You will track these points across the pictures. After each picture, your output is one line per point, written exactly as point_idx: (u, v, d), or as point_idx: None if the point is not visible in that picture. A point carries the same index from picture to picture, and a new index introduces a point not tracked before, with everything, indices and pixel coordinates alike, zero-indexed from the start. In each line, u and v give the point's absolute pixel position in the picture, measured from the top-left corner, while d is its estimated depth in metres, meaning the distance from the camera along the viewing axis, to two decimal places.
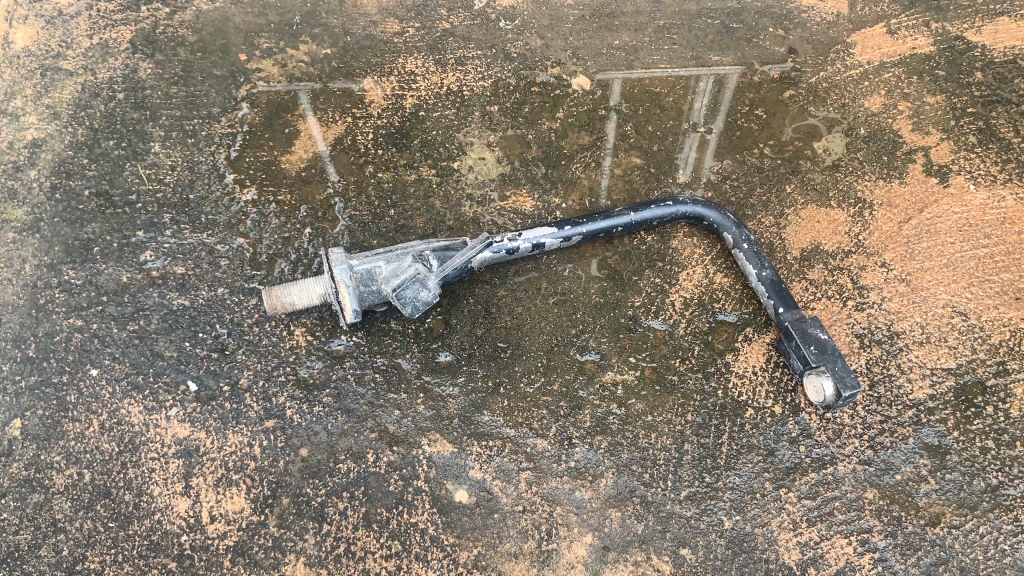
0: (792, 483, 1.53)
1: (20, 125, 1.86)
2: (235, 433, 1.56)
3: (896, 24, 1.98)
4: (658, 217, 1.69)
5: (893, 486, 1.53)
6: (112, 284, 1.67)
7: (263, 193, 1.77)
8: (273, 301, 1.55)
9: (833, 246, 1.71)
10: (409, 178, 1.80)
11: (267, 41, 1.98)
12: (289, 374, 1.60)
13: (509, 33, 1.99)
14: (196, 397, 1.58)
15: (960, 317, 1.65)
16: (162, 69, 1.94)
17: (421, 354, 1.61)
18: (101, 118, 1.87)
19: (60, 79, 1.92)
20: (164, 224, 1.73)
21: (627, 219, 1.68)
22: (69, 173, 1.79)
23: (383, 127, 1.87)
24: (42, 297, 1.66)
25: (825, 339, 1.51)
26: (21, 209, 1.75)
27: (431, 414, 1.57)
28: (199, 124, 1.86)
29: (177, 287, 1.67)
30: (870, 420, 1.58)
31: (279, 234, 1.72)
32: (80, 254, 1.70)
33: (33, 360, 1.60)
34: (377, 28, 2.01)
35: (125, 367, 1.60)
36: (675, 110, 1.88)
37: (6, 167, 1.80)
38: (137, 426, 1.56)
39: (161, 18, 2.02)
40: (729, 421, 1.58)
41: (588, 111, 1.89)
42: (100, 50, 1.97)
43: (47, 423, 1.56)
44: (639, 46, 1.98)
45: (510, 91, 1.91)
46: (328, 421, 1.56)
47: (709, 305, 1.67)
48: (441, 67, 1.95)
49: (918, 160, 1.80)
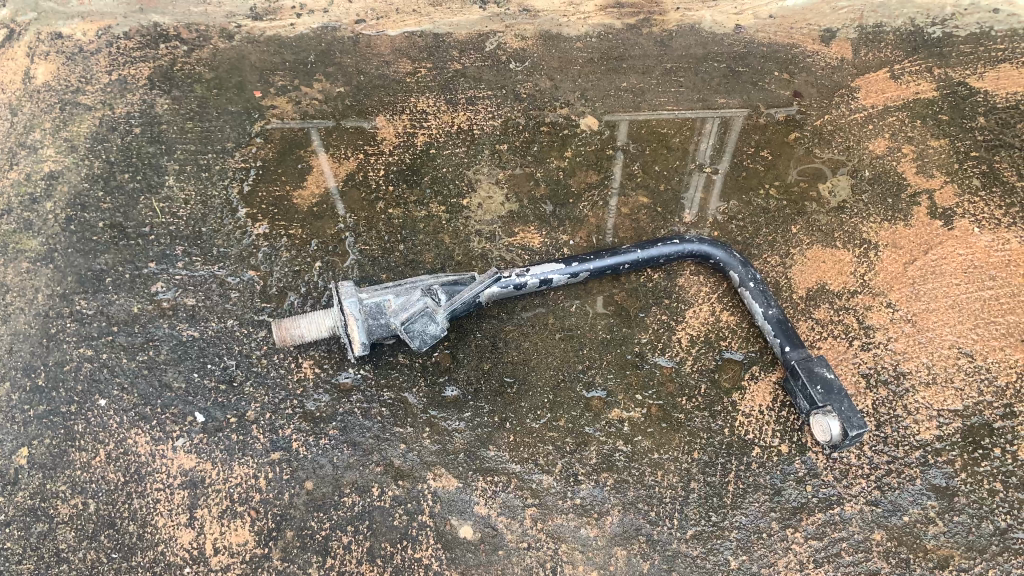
0: (798, 523, 1.52)
1: (38, 157, 1.89)
2: (241, 464, 1.56)
3: (900, 70, 2.02)
4: (663, 254, 1.71)
5: (901, 527, 1.52)
6: (124, 314, 1.69)
7: (274, 227, 1.79)
8: (289, 333, 1.57)
9: (839, 286, 1.72)
10: (420, 214, 1.82)
11: (282, 79, 2.03)
12: (296, 407, 1.60)
13: (519, 74, 2.04)
14: (202, 428, 1.59)
15: (967, 358, 1.65)
16: (179, 105, 1.98)
17: (428, 388, 1.62)
18: (118, 151, 1.90)
19: (79, 113, 1.96)
20: (176, 256, 1.76)
21: (635, 255, 1.69)
22: (85, 205, 1.82)
23: (394, 163, 1.90)
24: (54, 327, 1.67)
25: (829, 376, 1.52)
26: (35, 239, 1.78)
27: (437, 448, 1.57)
28: (213, 158, 1.89)
29: (187, 319, 1.69)
30: (877, 461, 1.57)
31: (290, 267, 1.74)
32: (92, 284, 1.72)
33: (42, 389, 1.61)
34: (391, 68, 2.06)
35: (133, 398, 1.61)
36: (681, 150, 1.91)
37: (23, 199, 1.83)
38: (143, 456, 1.56)
39: (179, 56, 2.07)
40: (736, 460, 1.57)
41: (596, 150, 1.91)
42: (119, 85, 2.02)
43: (54, 452, 1.56)
44: (646, 88, 2.01)
45: (519, 131, 1.94)
46: (334, 454, 1.57)
47: (715, 343, 1.68)
48: (453, 107, 1.98)
49: (923, 203, 1.82)
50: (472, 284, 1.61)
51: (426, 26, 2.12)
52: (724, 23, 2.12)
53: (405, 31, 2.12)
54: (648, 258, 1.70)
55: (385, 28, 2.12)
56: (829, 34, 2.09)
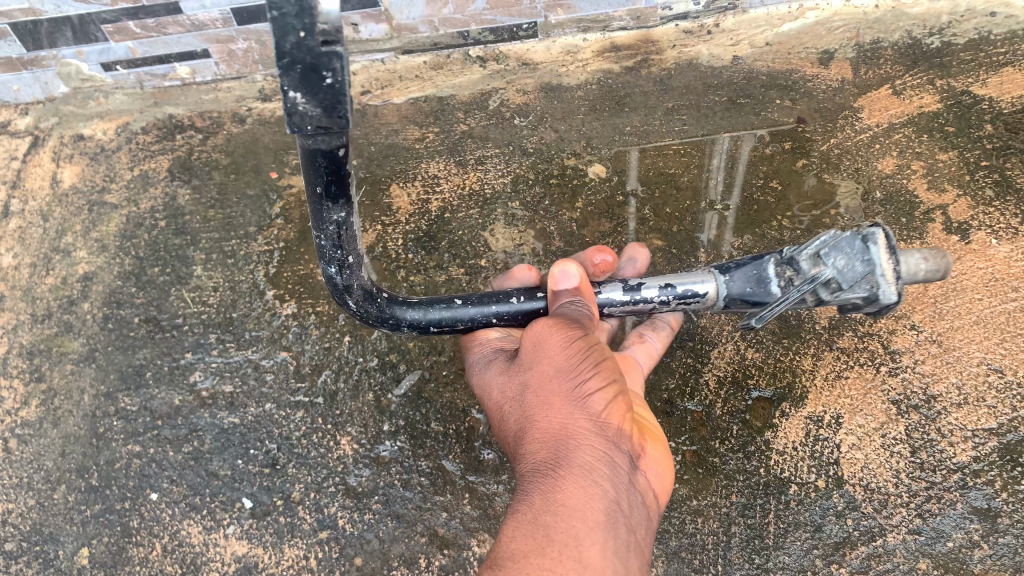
0: (842, 558, 1.54)
1: (72, 260, 1.97)
2: (292, 547, 1.61)
3: (901, 85, 2.03)
4: (468, 315, 1.38)
5: (946, 554, 1.52)
6: (166, 407, 1.76)
7: (302, 306, 1.85)
8: (937, 259, 1.28)
9: (860, 313, 1.73)
10: (440, 280, 1.86)
11: (296, 157, 2.09)
12: (339, 484, 1.65)
13: (525, 130, 2.07)
14: (251, 513, 1.64)
15: (996, 374, 1.64)
16: (200, 194, 2.05)
17: (463, 455, 1.66)
18: (146, 246, 1.98)
19: (106, 212, 2.04)
20: (210, 344, 1.82)
21: (515, 305, 1.39)
22: (120, 303, 1.89)
23: (412, 231, 1.94)
24: (102, 426, 1.75)
25: (332, 58, 0.87)
26: (76, 340, 1.85)
27: (479, 513, 1.61)
28: (237, 244, 1.96)
29: (226, 406, 1.75)
30: (915, 488, 1.57)
31: (320, 345, 1.79)
32: (133, 380, 1.79)
33: (96, 489, 1.68)
34: (400, 135, 2.11)
35: (183, 489, 1.67)
36: (691, 190, 1.93)
37: (61, 301, 1.91)
38: (198, 547, 1.63)
39: (195, 144, 2.14)
40: (774, 498, 1.59)
41: (606, 198, 1.93)
42: (142, 180, 2.09)
43: (114, 550, 1.63)
44: (650, 129, 2.04)
45: (529, 186, 1.98)
46: (380, 528, 1.61)
47: (743, 382, 1.68)
48: (463, 168, 2.03)
49: (937, 220, 1.81)
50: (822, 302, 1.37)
51: (430, 91, 2.19)
52: (722, 56, 2.14)
53: (410, 98, 2.18)
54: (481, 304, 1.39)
55: (390, 96, 2.19)
56: (828, 56, 2.11)
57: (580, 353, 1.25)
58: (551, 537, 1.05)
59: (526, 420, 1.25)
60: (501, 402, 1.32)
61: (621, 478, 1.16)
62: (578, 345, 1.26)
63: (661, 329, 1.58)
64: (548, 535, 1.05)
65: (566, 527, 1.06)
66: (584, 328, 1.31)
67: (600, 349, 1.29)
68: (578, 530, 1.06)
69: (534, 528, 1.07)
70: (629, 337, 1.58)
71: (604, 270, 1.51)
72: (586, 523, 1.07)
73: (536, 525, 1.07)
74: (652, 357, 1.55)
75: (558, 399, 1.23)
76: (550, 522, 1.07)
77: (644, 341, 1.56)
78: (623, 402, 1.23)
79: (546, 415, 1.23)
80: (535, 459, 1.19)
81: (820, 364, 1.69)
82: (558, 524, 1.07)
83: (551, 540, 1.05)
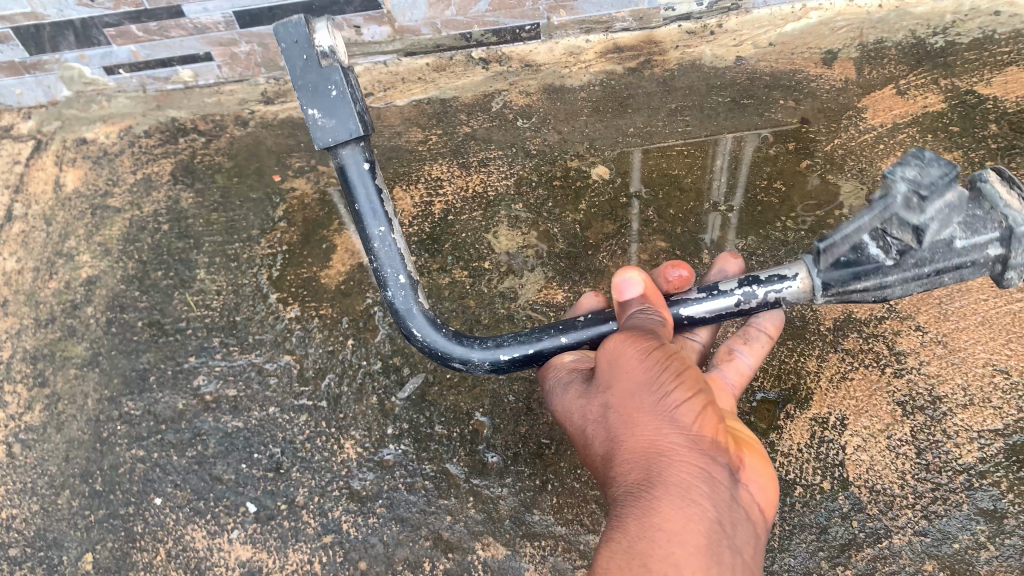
0: (847, 560, 1.52)
1: (75, 264, 1.97)
2: (295, 551, 1.60)
3: (905, 85, 2.02)
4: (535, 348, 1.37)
5: (952, 555, 1.51)
6: (169, 411, 1.76)
7: (306, 309, 1.84)
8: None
9: (865, 313, 1.73)
10: (443, 282, 1.86)
11: (299, 160, 2.09)
12: (343, 488, 1.65)
13: (528, 131, 2.07)
14: (255, 517, 1.64)
15: (1002, 375, 1.64)
16: (203, 198, 2.05)
17: (468, 458, 1.65)
18: (149, 250, 1.98)
19: (109, 216, 2.04)
20: (214, 348, 1.82)
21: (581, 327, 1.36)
22: (123, 306, 1.89)
23: (415, 234, 1.94)
24: (106, 431, 1.74)
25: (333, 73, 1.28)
26: (80, 345, 1.85)
27: (483, 517, 1.60)
28: (241, 247, 1.95)
29: (230, 410, 1.75)
30: (921, 489, 1.56)
31: (324, 348, 1.79)
32: (137, 384, 1.79)
33: (100, 494, 1.68)
34: (403, 137, 2.11)
35: (186, 494, 1.67)
36: (694, 191, 1.92)
37: (65, 306, 1.91)
38: (201, 551, 1.62)
39: (198, 148, 2.14)
40: (779, 501, 1.58)
41: (610, 200, 1.93)
42: (145, 184, 2.09)
43: (118, 555, 1.63)
44: (653, 131, 2.04)
45: (533, 188, 1.97)
46: (383, 532, 1.60)
47: (747, 384, 1.68)
48: (466, 170, 2.02)
49: None
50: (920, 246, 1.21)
51: (433, 93, 2.19)
52: (725, 56, 2.14)
53: (412, 100, 2.18)
54: (543, 337, 1.37)
55: (392, 98, 2.19)
56: (831, 56, 2.10)
57: (660, 363, 1.15)
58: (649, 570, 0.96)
59: (610, 440, 1.16)
60: (580, 421, 1.23)
61: (721, 494, 1.07)
62: (657, 354, 1.16)
63: (753, 341, 1.51)
64: (645, 565, 0.97)
65: (665, 555, 0.98)
66: (657, 335, 1.23)
67: (681, 357, 1.18)
68: (679, 557, 0.97)
69: (627, 559, 0.98)
70: (719, 354, 1.52)
71: (681, 286, 1.40)
72: (687, 549, 0.98)
73: (631, 557, 0.98)
74: (743, 375, 1.49)
75: (639, 413, 1.14)
76: (647, 551, 0.98)
77: (734, 357, 1.50)
78: (713, 411, 1.14)
79: (630, 432, 1.13)
80: (626, 481, 1.10)
81: (825, 365, 1.69)
82: (656, 552, 0.98)
83: (650, 572, 0.96)
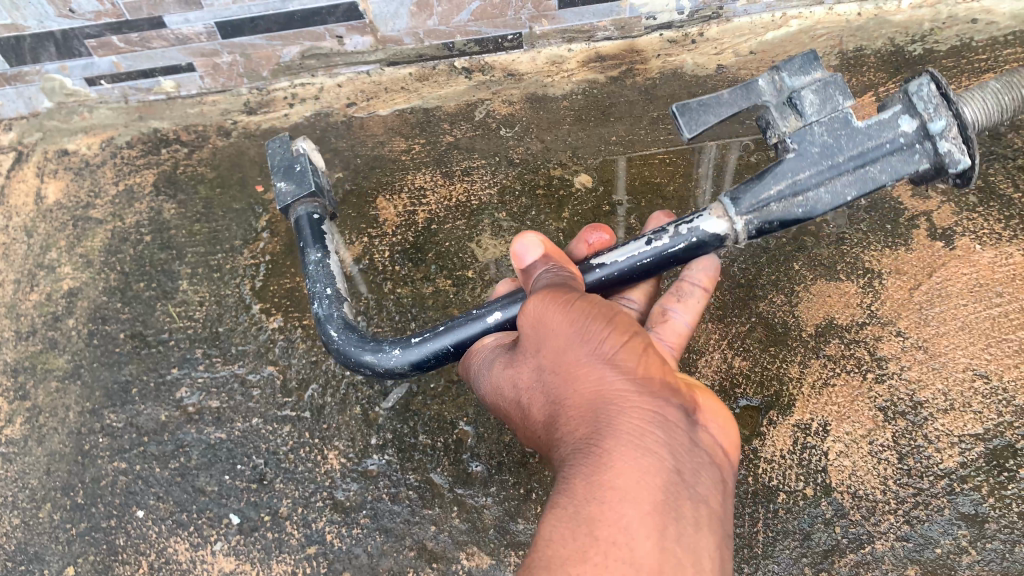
0: (830, 565, 1.54)
1: (57, 276, 1.96)
2: (280, 563, 1.60)
3: (885, 92, 2.03)
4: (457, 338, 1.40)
5: (934, 560, 1.52)
6: (152, 423, 1.75)
7: (289, 319, 1.83)
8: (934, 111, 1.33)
9: (846, 319, 1.74)
10: (427, 291, 1.87)
11: None
12: (326, 499, 1.65)
13: (511, 140, 2.08)
14: (239, 529, 1.64)
15: (982, 380, 1.64)
16: (185, 209, 2.04)
17: (451, 467, 1.65)
18: (131, 261, 1.97)
19: (91, 228, 2.03)
20: (196, 359, 1.81)
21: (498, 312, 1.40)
22: (105, 318, 1.89)
23: (398, 244, 1.95)
24: (87, 443, 1.73)
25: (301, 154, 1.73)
26: (61, 357, 1.84)
27: (467, 527, 1.60)
28: (224, 258, 1.95)
29: (213, 421, 1.74)
30: (903, 494, 1.57)
31: (306, 358, 1.78)
32: (119, 397, 1.78)
33: (82, 507, 1.67)
34: (387, 147, 2.11)
35: (169, 506, 1.66)
36: (678, 199, 1.93)
37: (46, 318, 1.90)
38: (184, 564, 1.62)
39: (181, 158, 2.14)
40: (762, 507, 1.59)
41: (593, 208, 1.93)
42: (127, 195, 2.08)
43: (100, 568, 1.62)
44: (636, 139, 2.04)
45: (516, 197, 1.98)
46: (368, 543, 1.60)
47: (730, 391, 1.69)
48: (450, 179, 2.03)
49: (921, 226, 1.81)
50: (805, 123, 1.36)
51: (416, 103, 2.18)
52: (706, 65, 2.15)
53: (395, 109, 2.18)
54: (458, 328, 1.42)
55: (376, 108, 2.19)
56: None
57: (586, 313, 1.16)
58: (596, 534, 0.96)
59: (552, 402, 1.17)
60: (519, 389, 1.23)
61: (671, 437, 1.08)
62: (580, 307, 1.17)
63: (687, 301, 1.48)
64: (598, 528, 0.97)
65: (616, 517, 0.97)
66: (573, 287, 1.24)
67: (607, 305, 1.20)
68: (629, 516, 0.97)
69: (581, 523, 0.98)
70: (652, 317, 1.49)
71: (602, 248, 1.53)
72: (639, 506, 0.98)
73: (584, 519, 0.98)
74: (679, 335, 1.46)
75: (577, 369, 1.14)
76: (599, 512, 0.98)
77: (668, 318, 1.47)
78: (648, 354, 1.15)
79: (571, 390, 1.14)
80: (574, 438, 1.11)
81: (808, 371, 1.69)
82: (608, 512, 0.98)
83: (600, 533, 0.96)
